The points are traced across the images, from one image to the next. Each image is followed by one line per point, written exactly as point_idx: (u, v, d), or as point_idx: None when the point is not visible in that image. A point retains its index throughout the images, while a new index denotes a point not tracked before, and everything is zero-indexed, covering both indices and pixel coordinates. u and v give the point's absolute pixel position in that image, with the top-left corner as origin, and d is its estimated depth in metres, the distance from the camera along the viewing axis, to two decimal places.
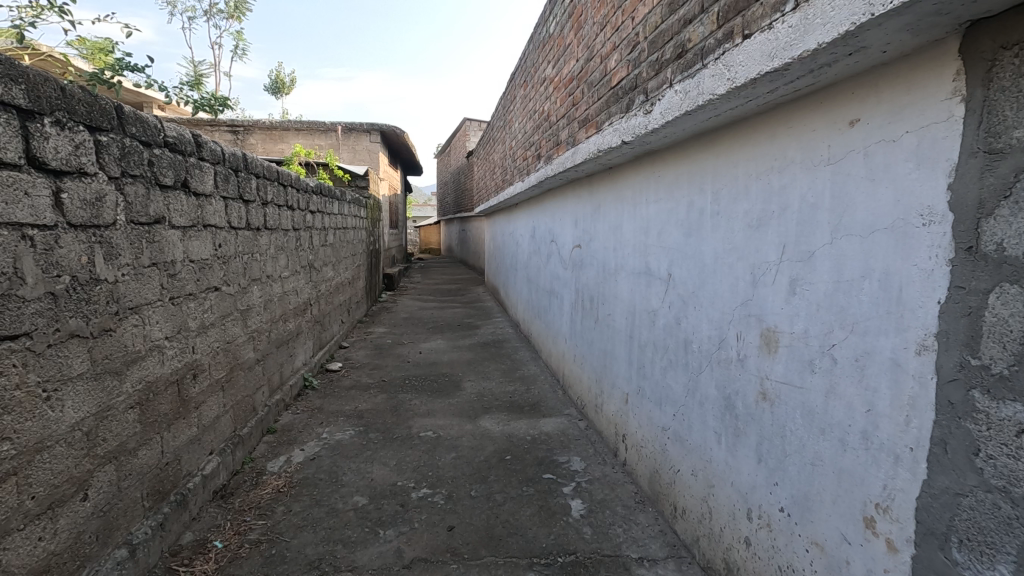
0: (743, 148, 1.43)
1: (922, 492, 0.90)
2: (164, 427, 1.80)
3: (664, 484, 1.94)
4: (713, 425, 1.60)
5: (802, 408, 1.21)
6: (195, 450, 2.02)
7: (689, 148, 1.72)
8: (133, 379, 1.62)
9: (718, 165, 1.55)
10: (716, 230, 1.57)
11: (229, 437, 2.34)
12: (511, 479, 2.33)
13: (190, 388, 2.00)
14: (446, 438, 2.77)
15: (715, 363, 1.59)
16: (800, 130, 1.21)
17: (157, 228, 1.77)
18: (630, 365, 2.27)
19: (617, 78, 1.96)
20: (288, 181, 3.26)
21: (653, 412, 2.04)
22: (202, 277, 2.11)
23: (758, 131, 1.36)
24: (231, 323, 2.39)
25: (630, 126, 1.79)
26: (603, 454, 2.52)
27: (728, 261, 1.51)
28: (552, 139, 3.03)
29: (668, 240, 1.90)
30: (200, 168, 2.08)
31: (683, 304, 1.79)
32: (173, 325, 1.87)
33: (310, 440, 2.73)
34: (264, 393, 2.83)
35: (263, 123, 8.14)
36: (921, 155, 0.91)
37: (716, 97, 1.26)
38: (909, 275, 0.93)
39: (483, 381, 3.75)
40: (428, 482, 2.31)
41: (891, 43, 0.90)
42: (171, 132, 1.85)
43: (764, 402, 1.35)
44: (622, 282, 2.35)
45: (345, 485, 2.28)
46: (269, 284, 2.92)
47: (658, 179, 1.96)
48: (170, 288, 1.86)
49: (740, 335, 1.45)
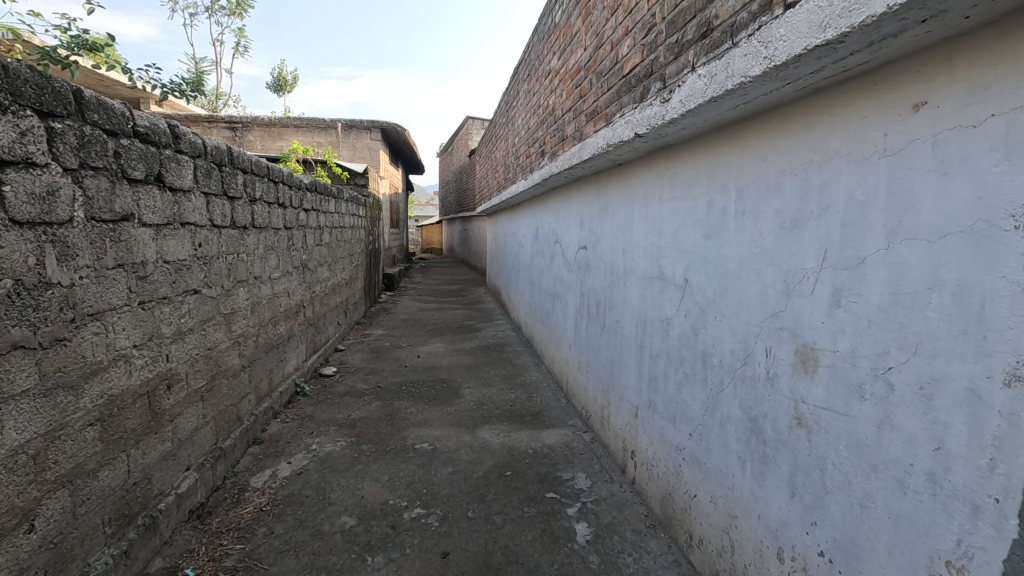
0: (775, 139, 1.27)
1: (1012, 555, 0.74)
2: (132, 444, 1.65)
3: (679, 509, 1.78)
4: (736, 449, 1.44)
5: (845, 439, 1.04)
6: (169, 467, 1.86)
7: (710, 141, 1.56)
8: (92, 393, 1.47)
9: (746, 159, 1.39)
10: (742, 232, 1.41)
11: (209, 450, 2.18)
12: (511, 498, 2.16)
13: (164, 400, 1.84)
14: (443, 451, 2.60)
15: (739, 380, 1.43)
16: (845, 117, 1.05)
17: (125, 226, 1.62)
18: (640, 376, 2.11)
19: (629, 65, 1.79)
20: (280, 177, 3.10)
21: (666, 429, 1.87)
22: (179, 280, 1.95)
23: (792, 120, 1.21)
24: (212, 328, 2.23)
25: (644, 117, 1.63)
26: (610, 471, 2.35)
27: (755, 267, 1.35)
28: (556, 135, 2.87)
29: (684, 242, 1.74)
30: (178, 161, 1.93)
31: (701, 313, 1.63)
32: (143, 332, 1.71)
33: (299, 452, 2.57)
34: (250, 401, 2.67)
35: (262, 119, 7.98)
36: (1011, 143, 0.75)
37: (749, 80, 1.10)
38: (995, 289, 0.77)
39: (482, 388, 3.59)
40: (422, 501, 2.15)
41: (977, 6, 0.74)
42: (142, 120, 1.70)
43: (798, 429, 1.19)
44: (632, 287, 2.19)
45: (333, 504, 2.12)
46: (256, 285, 2.76)
47: (674, 176, 1.79)
48: (140, 292, 1.70)
49: (770, 350, 1.29)
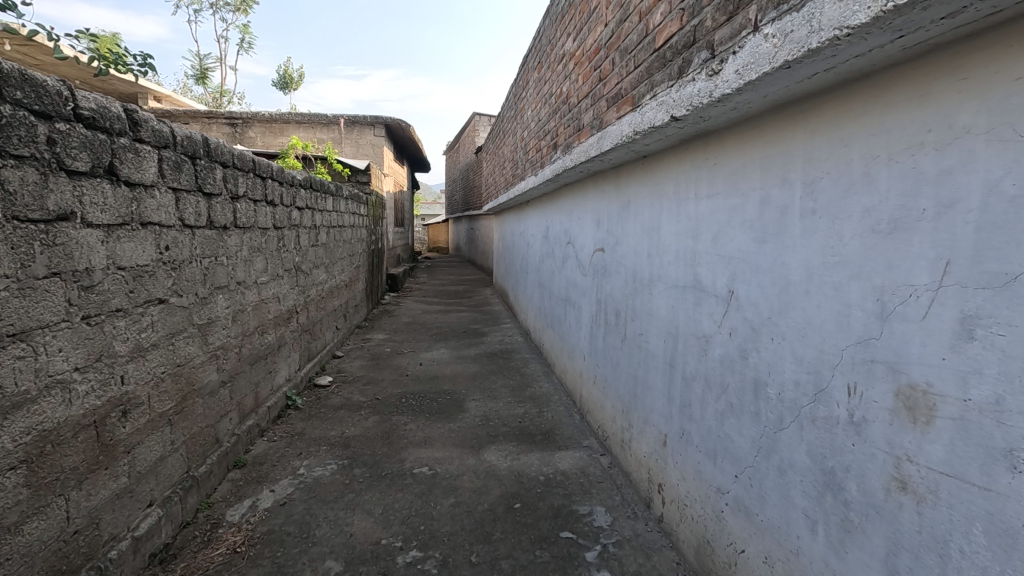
0: (864, 117, 0.99)
1: None
2: (73, 486, 1.40)
3: (721, 563, 1.50)
4: (802, 504, 1.16)
5: (985, 522, 0.77)
6: (124, 506, 1.60)
7: (766, 125, 1.28)
8: (14, 430, 1.22)
9: (817, 144, 1.11)
10: (812, 235, 1.13)
11: (178, 481, 1.92)
12: (521, 538, 1.89)
13: (117, 429, 1.58)
14: (444, 477, 2.33)
15: (807, 420, 1.15)
16: (985, 81, 0.78)
17: (62, 227, 1.36)
18: (669, 399, 1.84)
19: (663, 36, 1.52)
20: (267, 173, 2.84)
21: (704, 465, 1.60)
22: (138, 289, 1.69)
23: (893, 92, 0.93)
24: (184, 341, 1.98)
25: (683, 95, 1.35)
26: (632, 504, 2.07)
27: (830, 280, 1.08)
28: (571, 125, 2.59)
29: (727, 245, 1.46)
30: (137, 152, 1.67)
31: (752, 333, 1.35)
32: (88, 352, 1.46)
33: (284, 478, 2.31)
34: (232, 420, 2.41)
35: (262, 115, 7.74)
36: None
37: (846, 33, 0.82)
38: None
39: (489, 401, 3.31)
40: (419, 541, 1.88)
41: None
42: (88, 103, 1.45)
43: (901, 495, 0.91)
44: (659, 296, 1.91)
45: (317, 544, 1.85)
46: (239, 291, 2.50)
47: (715, 167, 1.52)
48: (85, 304, 1.45)
49: (853, 388, 1.01)
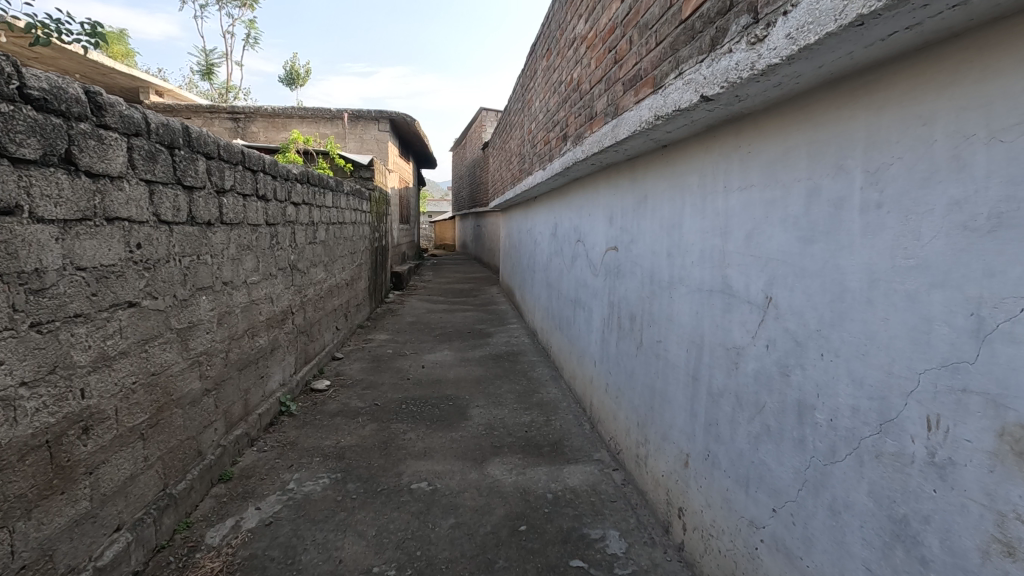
0: (954, 87, 0.80)
1: None
2: (18, 516, 1.23)
3: None
4: (863, 553, 0.97)
5: None
6: (85, 533, 1.44)
7: (817, 104, 1.09)
8: None
9: (884, 123, 0.92)
10: (876, 234, 0.94)
11: (152, 500, 1.76)
12: (527, 567, 1.71)
13: (77, 448, 1.42)
14: (444, 494, 2.16)
15: (868, 454, 0.96)
16: None
17: (3, 223, 1.20)
18: (692, 416, 1.65)
19: (691, 5, 1.33)
20: (259, 165, 2.67)
21: (734, 492, 1.41)
22: (102, 292, 1.52)
23: (997, 54, 0.74)
24: (159, 348, 1.81)
25: (717, 70, 1.16)
26: (649, 529, 1.89)
27: (900, 289, 0.88)
28: (583, 114, 2.41)
29: (764, 243, 1.27)
30: (101, 139, 1.49)
31: (795, 347, 1.16)
32: (39, 364, 1.30)
33: (272, 493, 2.14)
34: (217, 430, 2.25)
35: (265, 110, 7.60)
36: None
37: None
38: None
39: (494, 408, 3.13)
40: (414, 569, 1.70)
41: None
42: (39, 82, 1.28)
43: (1006, 563, 0.72)
44: (681, 300, 1.72)
45: (302, 572, 1.68)
46: (226, 293, 2.34)
47: (751, 154, 1.32)
48: (34, 310, 1.28)
49: (935, 422, 0.83)
